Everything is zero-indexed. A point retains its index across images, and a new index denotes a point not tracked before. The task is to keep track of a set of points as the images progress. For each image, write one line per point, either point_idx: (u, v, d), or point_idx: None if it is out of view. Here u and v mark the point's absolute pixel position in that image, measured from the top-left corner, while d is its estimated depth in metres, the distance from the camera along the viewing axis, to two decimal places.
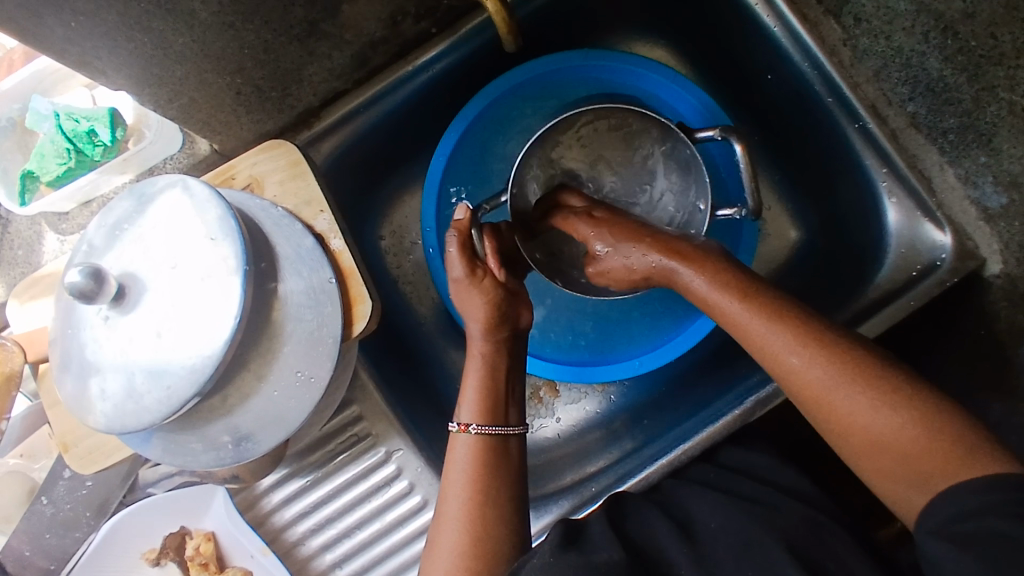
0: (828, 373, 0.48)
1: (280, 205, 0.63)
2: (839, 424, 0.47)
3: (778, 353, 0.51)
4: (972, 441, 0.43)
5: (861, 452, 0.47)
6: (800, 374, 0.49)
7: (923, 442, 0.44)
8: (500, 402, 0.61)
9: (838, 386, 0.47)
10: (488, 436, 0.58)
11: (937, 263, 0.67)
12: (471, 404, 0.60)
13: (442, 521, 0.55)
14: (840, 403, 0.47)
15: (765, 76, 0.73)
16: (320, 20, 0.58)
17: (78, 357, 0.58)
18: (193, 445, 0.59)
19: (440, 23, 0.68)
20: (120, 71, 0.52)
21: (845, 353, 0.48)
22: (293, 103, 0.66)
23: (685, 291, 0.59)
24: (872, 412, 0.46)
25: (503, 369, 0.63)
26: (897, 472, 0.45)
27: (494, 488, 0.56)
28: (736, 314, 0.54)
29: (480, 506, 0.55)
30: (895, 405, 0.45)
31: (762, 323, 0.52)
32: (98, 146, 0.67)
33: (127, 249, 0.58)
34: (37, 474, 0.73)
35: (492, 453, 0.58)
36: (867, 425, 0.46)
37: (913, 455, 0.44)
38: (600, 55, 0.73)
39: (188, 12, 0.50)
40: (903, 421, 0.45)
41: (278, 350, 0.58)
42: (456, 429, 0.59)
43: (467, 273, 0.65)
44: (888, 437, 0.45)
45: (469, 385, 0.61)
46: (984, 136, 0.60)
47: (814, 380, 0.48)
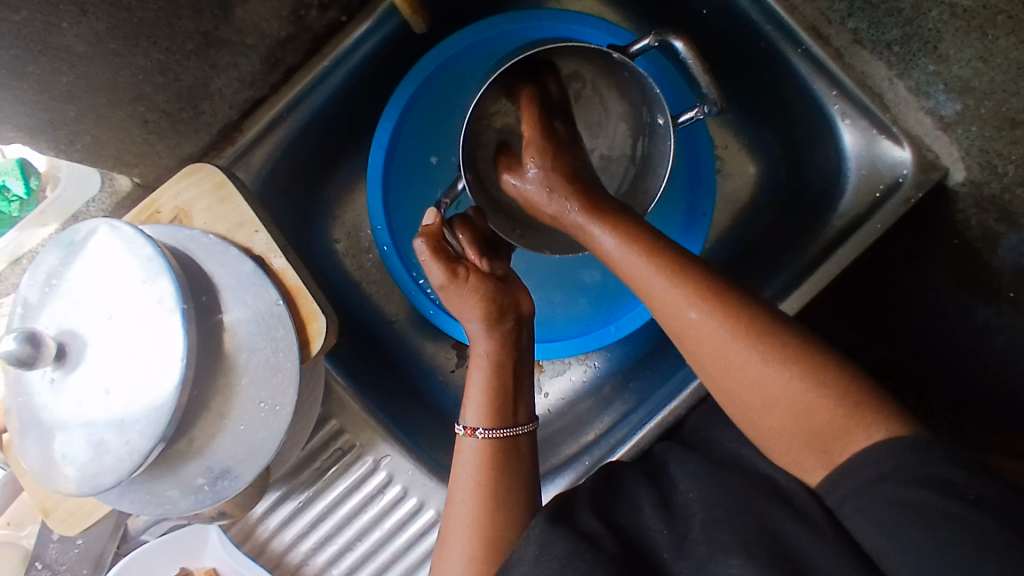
0: (726, 330, 0.48)
1: (212, 232, 0.60)
2: (733, 379, 0.48)
3: (676, 306, 0.51)
4: (863, 405, 0.44)
5: (751, 402, 0.47)
6: (695, 327, 0.50)
7: (815, 398, 0.45)
8: (504, 400, 0.59)
9: (731, 338, 0.48)
10: (497, 439, 0.57)
11: (899, 180, 0.64)
12: (477, 406, 0.58)
13: (452, 525, 0.54)
14: (732, 354, 0.48)
15: (699, 11, 0.70)
16: (215, 28, 0.54)
17: (33, 426, 0.56)
18: (170, 492, 0.58)
19: (348, 9, 0.65)
20: (6, 122, 0.48)
21: (743, 313, 0.49)
22: (209, 120, 0.62)
23: (598, 252, 0.58)
24: (765, 371, 0.47)
25: (510, 365, 0.60)
26: (780, 427, 0.46)
27: (501, 486, 0.55)
28: (640, 271, 0.54)
29: (490, 513, 0.54)
30: (789, 363, 0.46)
31: (662, 276, 0.52)
32: (14, 202, 0.64)
33: (62, 306, 0.56)
34: (26, 541, 0.70)
35: (501, 455, 0.57)
36: (759, 381, 0.47)
37: (802, 413, 0.45)
38: (528, 15, 0.71)
39: (64, 48, 0.46)
40: (794, 376, 0.46)
41: (236, 384, 0.57)
42: (462, 434, 0.58)
43: (450, 277, 0.60)
44: (782, 393, 0.46)
45: (472, 382, 0.60)
46: (929, 43, 0.57)
47: (710, 335, 0.49)
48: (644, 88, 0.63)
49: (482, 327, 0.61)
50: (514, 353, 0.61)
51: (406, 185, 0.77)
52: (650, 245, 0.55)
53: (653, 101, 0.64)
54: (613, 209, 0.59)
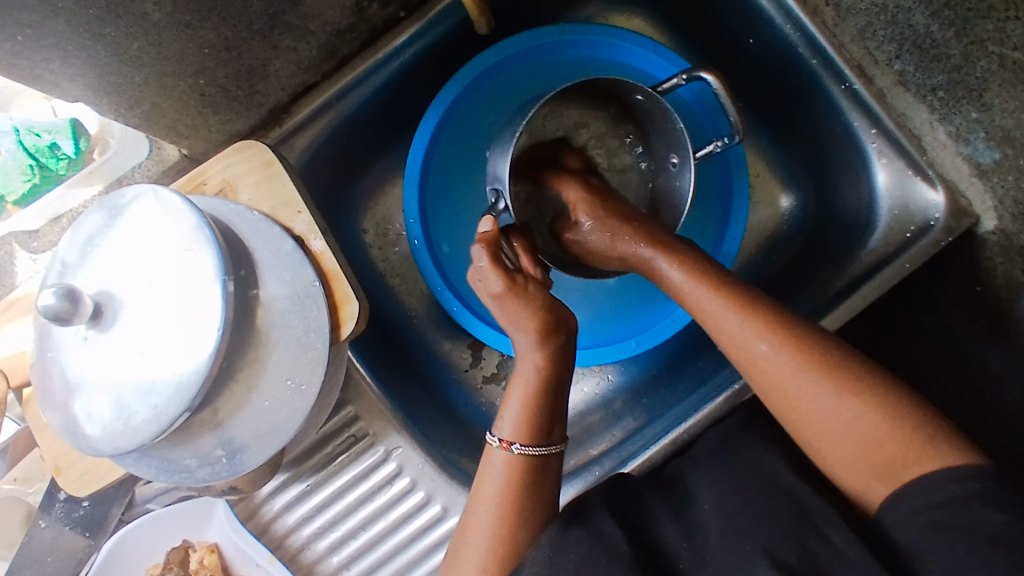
0: (798, 366, 0.50)
1: (255, 209, 0.61)
2: (802, 414, 0.50)
3: (745, 342, 0.53)
4: (926, 435, 0.46)
5: (822, 440, 0.49)
6: (767, 363, 0.51)
7: (882, 432, 0.47)
8: (545, 419, 0.58)
9: (804, 373, 0.50)
10: (530, 457, 0.57)
11: (930, 224, 0.65)
12: (514, 420, 0.58)
13: (471, 533, 0.56)
14: (804, 390, 0.50)
15: (746, 41, 0.72)
16: (282, 12, 0.56)
17: (58, 383, 0.57)
18: (187, 461, 0.58)
19: (408, 6, 0.66)
20: (76, 80, 0.49)
21: (812, 348, 0.51)
22: (262, 100, 0.64)
23: (665, 281, 0.60)
24: (833, 405, 0.49)
25: (556, 381, 0.60)
26: (848, 460, 0.48)
27: (523, 501, 0.56)
28: (707, 304, 0.56)
29: (511, 527, 0.55)
30: (860, 397, 0.48)
31: (731, 311, 0.54)
32: (62, 160, 0.65)
33: (102, 267, 0.56)
34: (31, 498, 0.70)
35: (531, 475, 0.57)
36: (828, 417, 0.49)
37: (869, 446, 0.47)
38: (578, 29, 0.73)
39: (141, 15, 0.47)
40: (866, 411, 0.48)
41: (267, 359, 0.57)
42: (496, 446, 0.57)
43: (509, 285, 0.58)
44: (849, 429, 0.48)
45: (513, 394, 0.59)
46: (975, 92, 0.58)
47: (781, 370, 0.51)
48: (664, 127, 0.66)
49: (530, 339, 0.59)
50: (558, 372, 0.60)
51: (443, 202, 0.79)
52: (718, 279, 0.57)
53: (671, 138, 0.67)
54: (678, 240, 0.62)
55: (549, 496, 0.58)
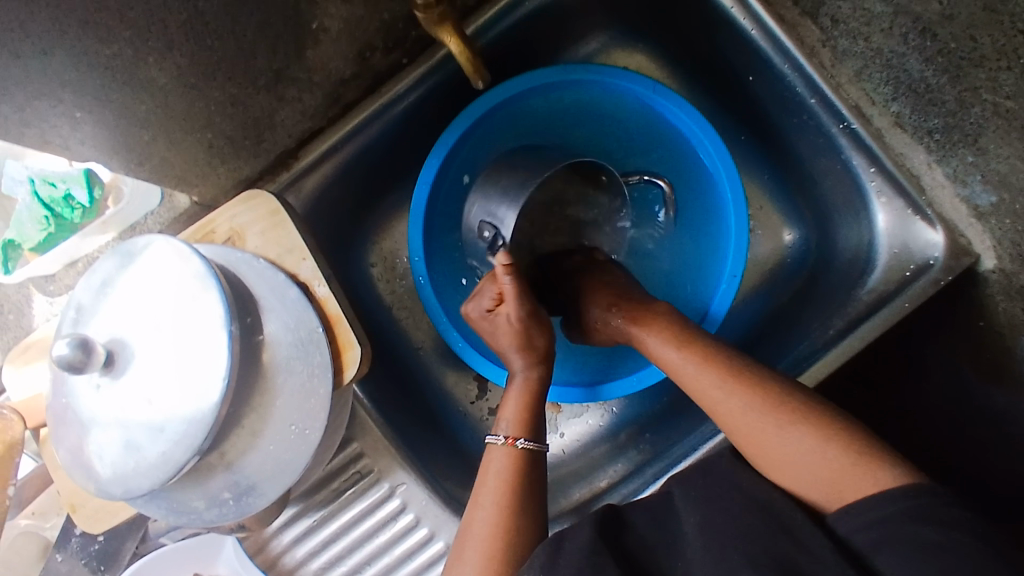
0: (746, 396, 0.56)
1: (262, 256, 0.62)
2: (768, 453, 0.53)
3: (707, 389, 0.59)
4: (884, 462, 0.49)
5: (793, 479, 0.52)
6: (725, 407, 0.57)
7: (840, 461, 0.50)
8: (540, 421, 0.62)
9: (760, 412, 0.55)
10: (532, 451, 0.59)
11: (929, 263, 0.65)
12: (514, 419, 0.61)
13: (471, 530, 0.55)
14: (765, 432, 0.54)
15: (746, 78, 0.72)
16: (286, 67, 0.58)
17: (73, 427, 0.58)
18: (196, 502, 0.59)
19: (410, 53, 0.67)
20: (85, 143, 0.51)
21: (771, 392, 0.56)
22: (269, 147, 0.66)
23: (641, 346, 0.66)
24: (787, 434, 0.53)
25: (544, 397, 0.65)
26: (812, 484, 0.50)
27: (519, 500, 0.56)
28: (672, 360, 0.62)
29: (512, 516, 0.54)
30: (803, 430, 0.53)
31: (691, 363, 0.61)
32: (77, 209, 0.66)
33: (114, 314, 0.58)
34: (48, 532, 0.72)
35: (527, 467, 0.58)
36: (776, 440, 0.53)
37: (828, 478, 0.50)
38: (581, 69, 0.74)
39: (147, 80, 0.49)
40: (814, 442, 0.52)
41: (272, 404, 0.59)
42: (499, 442, 0.60)
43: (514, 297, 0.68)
44: (807, 458, 0.51)
45: (510, 404, 0.63)
46: (970, 136, 0.59)
47: (743, 414, 0.56)
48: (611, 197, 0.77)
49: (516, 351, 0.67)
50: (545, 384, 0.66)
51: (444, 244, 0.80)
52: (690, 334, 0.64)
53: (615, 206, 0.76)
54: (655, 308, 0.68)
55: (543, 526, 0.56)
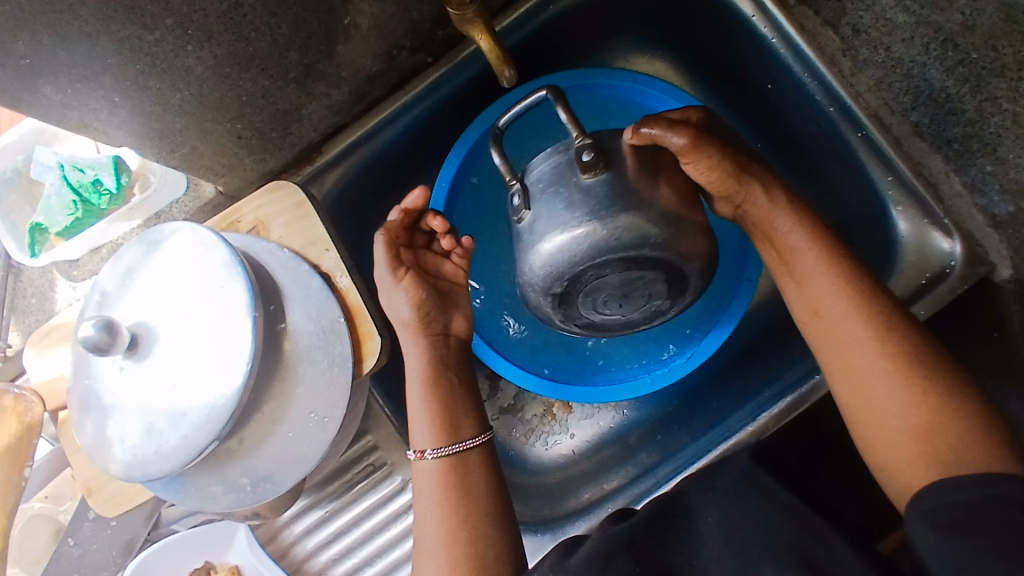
0: (850, 307, 0.54)
1: (286, 246, 0.63)
2: (864, 393, 0.52)
3: (848, 329, 0.53)
4: (982, 433, 0.48)
5: (880, 425, 0.51)
6: (851, 345, 0.53)
7: (934, 414, 0.49)
8: (450, 421, 0.62)
9: (881, 359, 0.52)
10: (446, 457, 0.60)
11: (947, 269, 0.67)
12: (424, 427, 0.62)
13: (423, 551, 0.58)
14: (873, 377, 0.52)
15: (765, 85, 0.74)
16: (317, 62, 0.59)
17: (95, 409, 0.59)
18: (213, 487, 0.60)
19: (435, 52, 0.69)
20: (120, 128, 0.52)
21: (887, 313, 0.53)
22: (295, 141, 0.67)
23: (781, 243, 0.59)
24: (886, 363, 0.51)
25: (443, 380, 0.63)
26: (893, 424, 0.50)
27: (461, 511, 0.58)
28: (820, 285, 0.56)
29: (457, 537, 0.57)
30: (913, 386, 0.50)
31: (847, 301, 0.54)
32: (104, 196, 0.67)
33: (138, 299, 0.59)
34: (62, 516, 0.72)
35: (455, 476, 0.60)
36: (870, 362, 0.52)
37: (917, 429, 0.49)
38: (602, 74, 0.75)
39: (184, 69, 0.50)
40: (919, 399, 0.50)
41: (292, 392, 0.60)
42: (413, 457, 0.61)
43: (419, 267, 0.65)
44: (898, 409, 0.50)
45: (415, 409, 0.63)
46: (989, 145, 0.59)
47: (866, 355, 0.52)
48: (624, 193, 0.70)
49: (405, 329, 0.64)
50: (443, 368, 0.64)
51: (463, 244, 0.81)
52: (837, 251, 0.57)
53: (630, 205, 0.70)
54: (804, 210, 0.59)
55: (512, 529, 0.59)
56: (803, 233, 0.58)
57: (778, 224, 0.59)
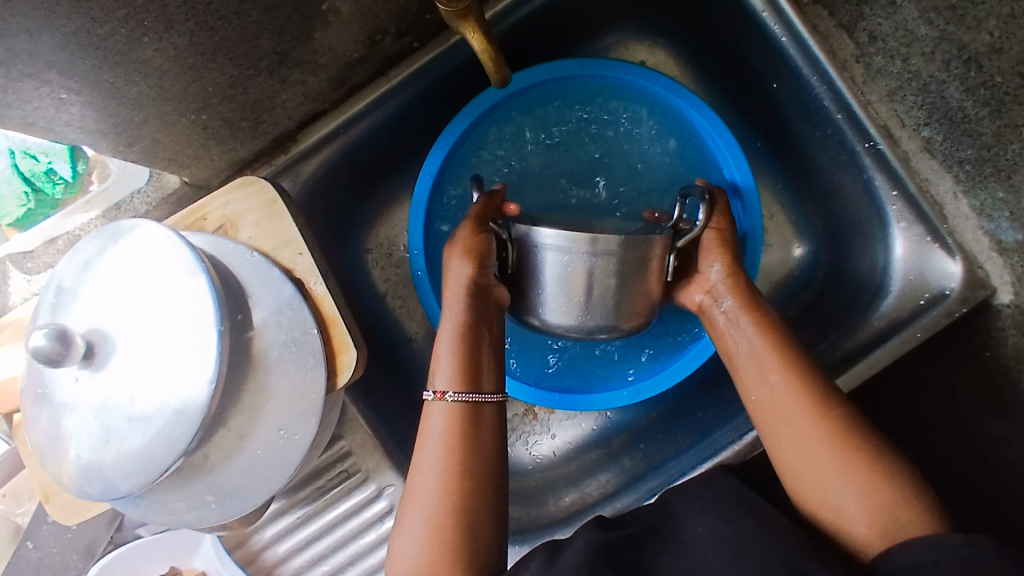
0: (791, 391, 0.53)
1: (257, 248, 0.59)
2: (805, 478, 0.50)
3: (788, 412, 0.52)
4: (913, 497, 0.46)
5: (822, 510, 0.49)
6: (789, 428, 0.52)
7: (875, 502, 0.46)
8: (477, 369, 0.57)
9: (819, 440, 0.50)
10: (466, 402, 0.55)
11: (945, 293, 0.64)
12: (447, 367, 0.57)
13: (415, 495, 0.52)
14: (811, 462, 0.50)
15: (770, 84, 0.70)
16: (292, 49, 0.54)
17: (48, 419, 0.55)
18: (176, 504, 0.57)
19: (422, 37, 0.64)
20: (71, 125, 0.47)
21: (825, 395, 0.52)
22: (268, 129, 0.62)
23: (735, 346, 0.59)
24: (817, 440, 0.50)
25: (477, 329, 0.60)
26: (840, 502, 0.48)
27: (473, 461, 0.52)
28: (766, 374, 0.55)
29: (460, 502, 0.51)
30: (854, 468, 0.48)
31: (787, 385, 0.53)
32: (59, 185, 0.62)
33: (94, 305, 0.55)
34: (20, 518, 0.69)
35: (470, 421, 0.55)
36: (800, 446, 0.51)
37: (858, 513, 0.47)
38: (599, 63, 0.71)
39: (142, 61, 0.45)
40: (861, 482, 0.47)
41: (262, 408, 0.56)
42: (431, 398, 0.56)
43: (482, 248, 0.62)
44: (843, 492, 0.48)
45: (443, 350, 0.58)
46: (1003, 172, 0.56)
47: (805, 438, 0.51)
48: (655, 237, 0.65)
49: (463, 288, 0.61)
50: (484, 318, 0.61)
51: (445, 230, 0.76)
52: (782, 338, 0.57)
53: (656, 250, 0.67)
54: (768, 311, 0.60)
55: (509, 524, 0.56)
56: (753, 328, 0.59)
57: (740, 325, 0.60)
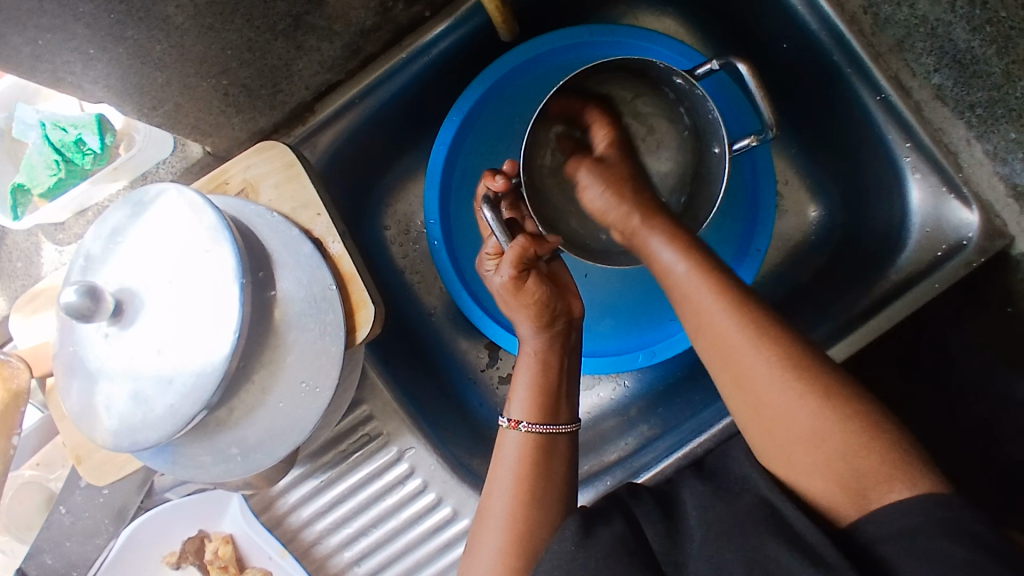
0: (730, 313, 0.52)
1: (276, 210, 0.61)
2: (774, 415, 0.49)
3: (734, 335, 0.51)
4: (870, 424, 0.47)
5: (794, 449, 0.48)
6: (746, 355, 0.50)
7: (841, 434, 0.46)
8: (553, 397, 0.58)
9: (780, 374, 0.49)
10: (537, 435, 0.56)
11: (963, 243, 0.63)
12: (524, 399, 0.58)
13: (487, 516, 0.54)
14: (780, 393, 0.49)
15: (780, 45, 0.70)
16: (306, 13, 0.55)
17: (83, 374, 0.57)
18: (203, 457, 0.59)
19: (433, 5, 0.65)
20: (97, 82, 0.50)
21: (798, 350, 0.50)
22: (285, 99, 0.64)
23: (658, 269, 0.58)
24: (776, 370, 0.49)
25: (557, 366, 0.60)
26: (801, 424, 0.48)
27: (541, 490, 0.54)
28: (703, 301, 0.53)
29: (525, 506, 0.53)
30: (824, 401, 0.48)
31: (724, 307, 0.52)
32: (88, 155, 0.65)
33: (123, 264, 0.57)
34: (53, 484, 0.72)
35: (541, 454, 0.56)
36: (806, 420, 0.48)
37: (833, 444, 0.46)
38: (609, 29, 0.72)
39: (164, 18, 0.47)
40: (837, 419, 0.47)
41: (282, 361, 0.58)
42: (506, 426, 0.57)
43: (513, 279, 0.59)
44: (812, 431, 0.47)
45: (519, 380, 0.59)
46: (1015, 111, 0.56)
47: (763, 367, 0.49)
48: (704, 115, 0.65)
49: (532, 347, 0.60)
50: (565, 350, 0.61)
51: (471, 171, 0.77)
52: (716, 269, 0.55)
53: (710, 130, 0.65)
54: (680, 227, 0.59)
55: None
56: (674, 253, 0.56)
57: (658, 249, 0.58)
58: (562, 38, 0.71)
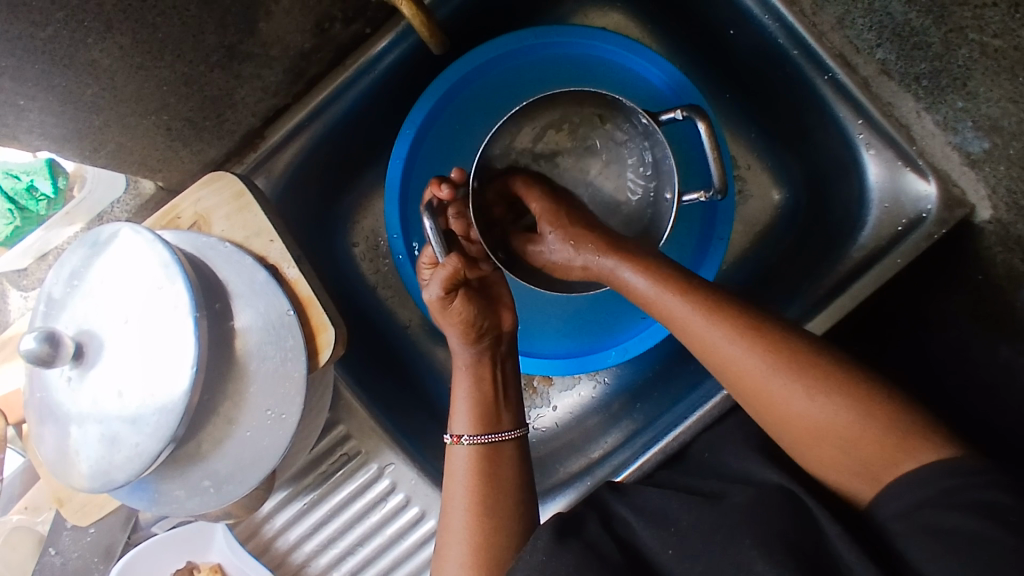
0: (708, 324, 0.53)
1: (228, 240, 0.61)
2: (778, 413, 0.49)
3: (717, 344, 0.52)
4: (867, 403, 0.46)
5: (804, 444, 0.48)
6: (735, 362, 0.51)
7: (840, 423, 0.46)
8: (491, 407, 0.60)
9: (772, 373, 0.49)
10: (481, 445, 0.58)
11: (922, 216, 0.63)
12: (461, 414, 0.60)
13: (446, 536, 0.55)
14: (774, 391, 0.49)
15: (727, 32, 0.69)
16: (239, 42, 0.55)
17: (52, 420, 0.58)
18: (177, 492, 0.59)
19: (373, 22, 0.65)
20: (33, 131, 0.50)
21: (779, 346, 0.50)
22: (233, 128, 0.64)
23: (631, 291, 0.59)
24: (763, 371, 0.50)
25: (490, 377, 0.62)
26: (802, 419, 0.48)
27: (493, 503, 0.55)
28: (681, 314, 0.55)
29: (480, 519, 0.55)
30: (820, 394, 0.47)
31: (702, 316, 0.54)
32: (41, 201, 0.67)
33: (82, 307, 0.57)
34: (40, 527, 0.72)
35: (485, 466, 0.57)
36: (805, 414, 0.48)
37: (837, 431, 0.47)
38: (553, 31, 0.71)
39: (89, 62, 0.48)
40: (836, 407, 0.47)
41: (246, 391, 0.58)
42: (451, 442, 0.59)
43: (444, 297, 0.59)
44: (816, 423, 0.47)
45: (457, 397, 0.61)
46: (958, 80, 0.56)
47: (753, 371, 0.50)
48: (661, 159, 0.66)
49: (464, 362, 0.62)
50: (495, 361, 0.63)
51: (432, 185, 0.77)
52: (687, 282, 0.56)
53: (664, 175, 0.66)
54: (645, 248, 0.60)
55: (533, 505, 0.57)
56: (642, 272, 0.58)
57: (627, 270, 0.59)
58: (506, 43, 0.70)
